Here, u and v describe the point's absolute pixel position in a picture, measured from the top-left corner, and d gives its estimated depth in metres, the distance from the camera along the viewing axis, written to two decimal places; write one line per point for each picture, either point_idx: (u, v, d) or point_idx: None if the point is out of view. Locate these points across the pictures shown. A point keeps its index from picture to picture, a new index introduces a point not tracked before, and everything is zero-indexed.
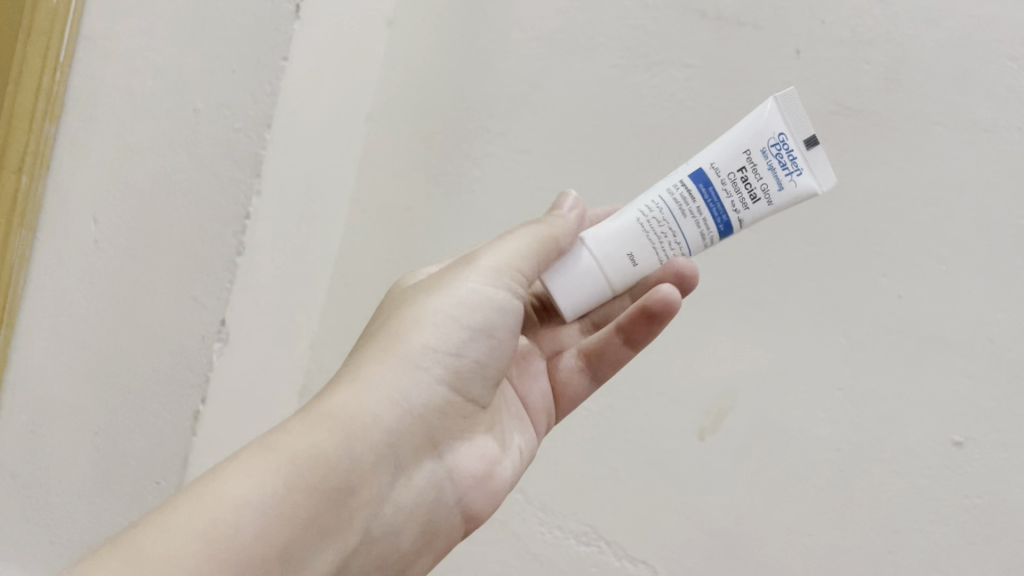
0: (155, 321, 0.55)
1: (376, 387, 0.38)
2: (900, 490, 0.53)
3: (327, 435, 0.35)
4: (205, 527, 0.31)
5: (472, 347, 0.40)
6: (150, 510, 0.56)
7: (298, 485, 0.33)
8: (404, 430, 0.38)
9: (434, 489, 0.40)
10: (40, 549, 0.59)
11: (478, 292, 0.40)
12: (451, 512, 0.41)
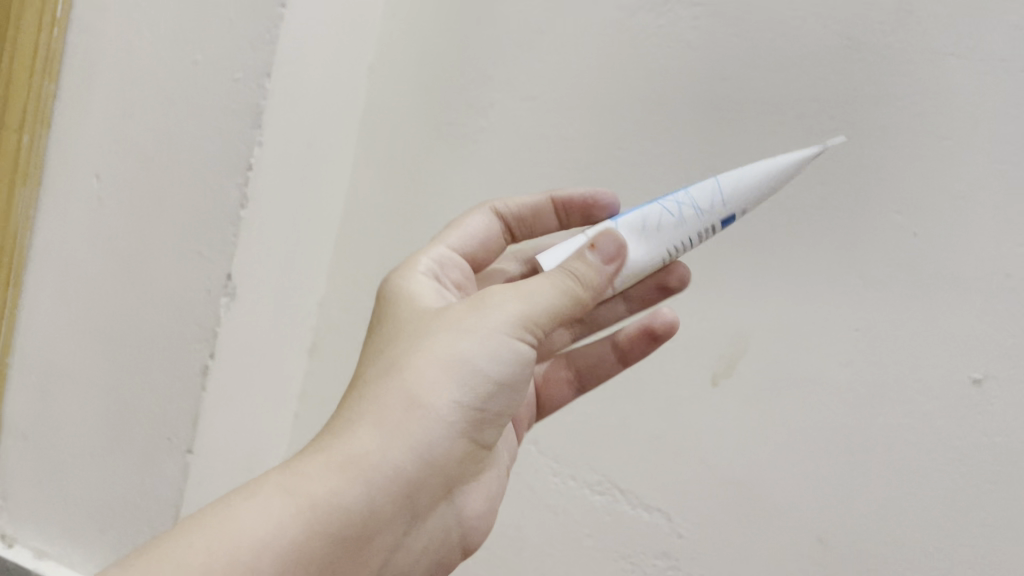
0: (160, 277, 0.55)
1: (397, 442, 0.35)
2: (917, 430, 0.51)
3: (335, 484, 0.34)
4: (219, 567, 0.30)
5: (493, 395, 0.37)
6: (161, 468, 0.56)
7: (316, 536, 0.33)
8: (422, 483, 0.36)
9: (436, 526, 0.39)
10: (53, 509, 0.59)
11: (501, 341, 0.36)
12: (454, 548, 0.41)
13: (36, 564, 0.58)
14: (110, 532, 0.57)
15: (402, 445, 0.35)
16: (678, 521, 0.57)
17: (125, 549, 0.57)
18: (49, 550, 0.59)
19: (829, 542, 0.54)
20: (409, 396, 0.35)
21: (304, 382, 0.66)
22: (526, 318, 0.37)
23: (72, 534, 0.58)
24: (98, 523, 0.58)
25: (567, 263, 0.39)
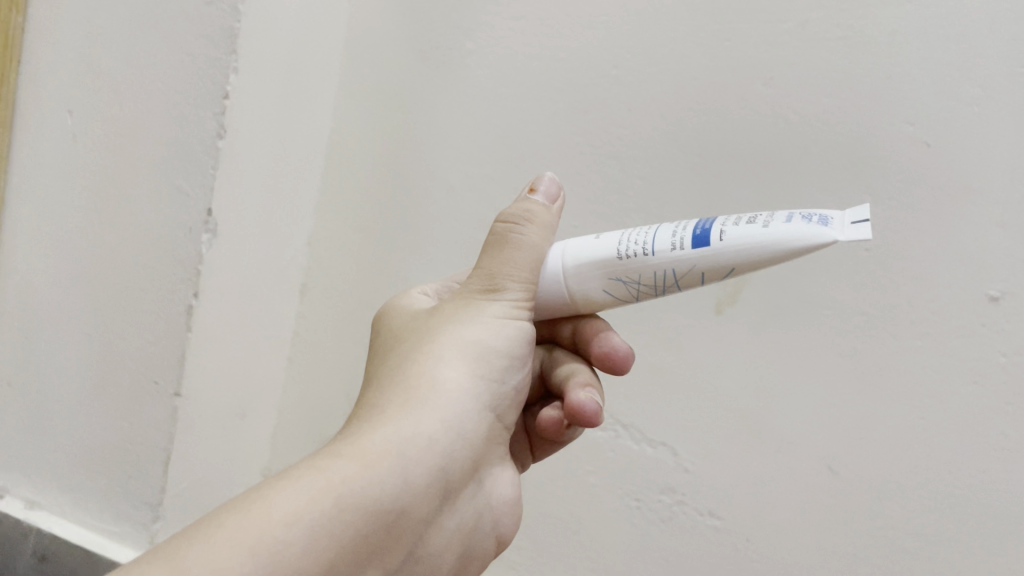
0: (140, 215, 0.53)
1: (424, 413, 0.34)
2: (929, 352, 0.49)
3: (373, 460, 0.31)
4: (254, 541, 0.27)
5: (504, 367, 0.37)
6: (150, 411, 0.54)
7: (356, 509, 0.30)
8: (456, 460, 0.34)
9: (472, 518, 0.37)
10: (43, 457, 0.58)
11: (509, 317, 0.37)
12: (488, 539, 0.38)
13: (28, 514, 0.57)
14: (102, 479, 0.56)
15: (432, 420, 0.34)
16: (684, 456, 0.56)
17: (117, 495, 0.56)
18: (39, 501, 0.58)
19: (838, 471, 0.52)
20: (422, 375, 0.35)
21: (296, 325, 0.64)
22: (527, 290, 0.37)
23: (65, 482, 0.57)
24: (88, 470, 0.56)
25: (529, 207, 0.37)
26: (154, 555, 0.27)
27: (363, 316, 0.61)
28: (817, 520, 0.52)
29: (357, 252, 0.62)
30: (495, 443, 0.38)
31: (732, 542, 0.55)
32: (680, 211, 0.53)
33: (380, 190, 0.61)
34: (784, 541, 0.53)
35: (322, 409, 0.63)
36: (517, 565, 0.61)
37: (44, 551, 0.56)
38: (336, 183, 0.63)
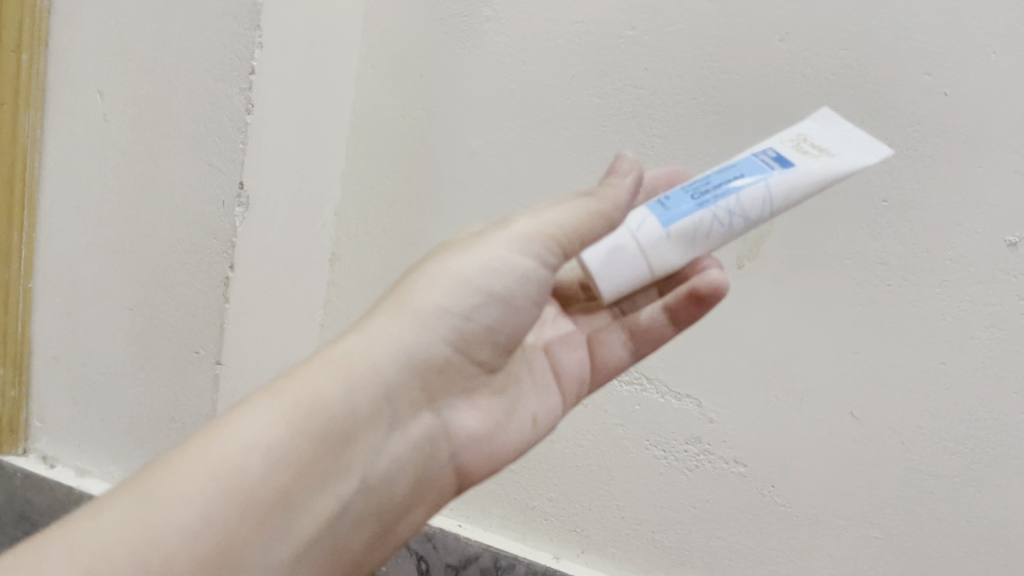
0: (173, 191, 0.55)
1: (375, 341, 0.35)
2: (948, 300, 0.50)
3: (321, 383, 0.33)
4: (204, 462, 0.30)
5: (480, 303, 0.36)
6: (193, 380, 0.56)
7: (293, 433, 0.32)
8: (401, 386, 0.35)
9: (429, 441, 0.37)
10: (91, 427, 0.60)
11: (491, 249, 0.36)
12: (447, 469, 0.38)
13: (80, 482, 0.60)
14: (149, 446, 0.58)
15: (387, 347, 0.35)
16: (708, 406, 0.57)
17: (165, 460, 0.58)
18: (90, 469, 0.61)
19: (861, 417, 0.53)
20: (393, 306, 0.36)
21: (327, 291, 0.65)
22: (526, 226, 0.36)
23: (113, 450, 0.60)
24: (135, 438, 0.59)
25: (613, 180, 0.37)
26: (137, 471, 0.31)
27: (392, 281, 0.63)
28: (841, 464, 0.54)
29: (383, 219, 0.63)
30: (461, 371, 0.38)
31: (757, 488, 0.57)
32: (700, 168, 0.54)
33: (404, 157, 0.62)
34: (808, 485, 0.55)
35: None
36: (549, 516, 0.63)
37: None
38: (360, 151, 0.64)
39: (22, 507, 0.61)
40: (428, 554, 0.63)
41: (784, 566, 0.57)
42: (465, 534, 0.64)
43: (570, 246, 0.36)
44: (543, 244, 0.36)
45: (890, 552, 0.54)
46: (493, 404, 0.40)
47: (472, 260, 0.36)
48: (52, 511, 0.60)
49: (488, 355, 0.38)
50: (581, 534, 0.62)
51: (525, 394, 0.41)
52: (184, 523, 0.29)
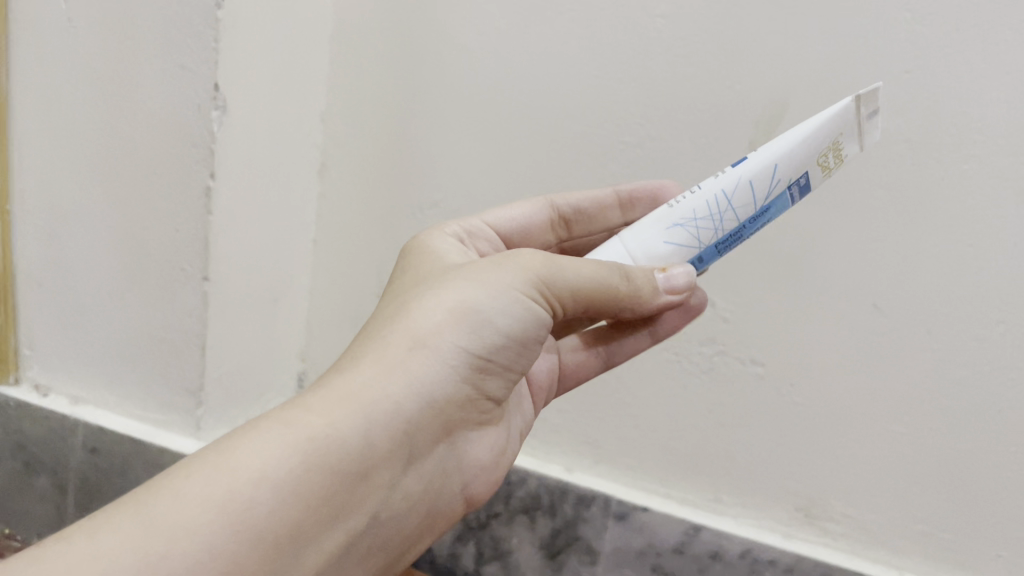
0: (147, 98, 0.51)
1: (400, 374, 0.32)
2: (976, 176, 0.46)
3: (338, 417, 0.30)
4: (221, 499, 0.26)
5: (501, 345, 0.34)
6: (180, 298, 0.54)
7: (316, 469, 0.28)
8: (424, 424, 0.33)
9: (437, 480, 0.35)
10: (81, 352, 0.58)
11: (511, 290, 0.34)
12: (451, 500, 0.37)
13: (74, 410, 0.58)
14: (142, 369, 0.56)
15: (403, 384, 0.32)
16: (720, 305, 0.55)
17: (158, 383, 0.56)
18: (84, 397, 0.59)
19: (883, 308, 0.50)
20: (413, 336, 0.33)
21: (320, 204, 0.63)
22: (541, 270, 0.35)
23: (106, 375, 0.58)
24: (128, 362, 0.57)
25: (632, 272, 0.37)
26: (121, 499, 0.26)
27: (386, 191, 0.60)
28: (862, 358, 0.51)
29: (371, 126, 0.60)
30: (478, 408, 0.36)
31: (774, 387, 0.54)
32: (706, 48, 0.50)
33: (391, 57, 0.59)
34: (827, 382, 0.53)
35: (351, 288, 0.63)
36: (559, 428, 0.62)
37: (94, 443, 0.57)
38: (346, 54, 0.60)
39: (18, 437, 0.59)
40: None
41: (803, 468, 0.54)
42: None
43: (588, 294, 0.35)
44: (559, 295, 0.35)
45: (917, 448, 0.51)
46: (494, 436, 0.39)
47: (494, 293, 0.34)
48: (48, 440, 0.59)
49: (498, 390, 0.36)
50: (593, 445, 0.61)
51: (513, 418, 0.42)
52: (195, 554, 0.25)
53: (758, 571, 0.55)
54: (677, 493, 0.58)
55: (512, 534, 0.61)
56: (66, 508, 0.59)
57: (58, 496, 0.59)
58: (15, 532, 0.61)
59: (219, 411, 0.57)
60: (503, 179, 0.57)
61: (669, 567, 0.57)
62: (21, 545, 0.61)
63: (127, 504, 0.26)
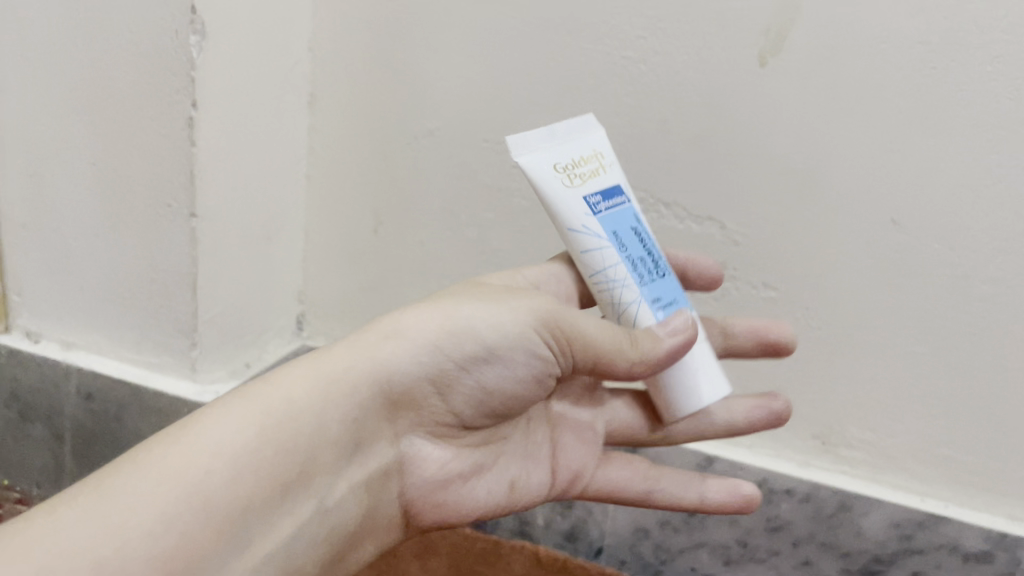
0: (119, 25, 0.49)
1: (366, 362, 0.37)
2: (1001, 78, 0.44)
3: (300, 395, 0.35)
4: (184, 469, 0.32)
5: (472, 357, 0.38)
6: (167, 236, 0.52)
7: (276, 441, 0.34)
8: (373, 418, 0.38)
9: (383, 475, 0.39)
10: (71, 296, 0.56)
11: (503, 321, 0.38)
12: (393, 500, 0.40)
13: (66, 355, 0.57)
14: (133, 312, 0.55)
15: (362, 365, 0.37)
16: (732, 227, 0.52)
17: (150, 326, 0.55)
18: (76, 342, 0.57)
19: (902, 224, 0.48)
20: (393, 336, 0.37)
21: (311, 137, 0.60)
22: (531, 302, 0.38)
23: (97, 319, 0.56)
24: (118, 305, 0.55)
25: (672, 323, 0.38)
26: (169, 426, 0.34)
27: (377, 121, 0.57)
28: (881, 277, 0.49)
29: (360, 52, 0.57)
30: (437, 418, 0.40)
31: (789, 311, 0.52)
32: None
33: None
34: (845, 304, 0.50)
35: (347, 224, 0.61)
36: None
37: (89, 389, 0.56)
38: None
39: (10, 386, 0.58)
40: None
41: (820, 393, 0.52)
42: None
43: (586, 345, 0.38)
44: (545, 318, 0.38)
45: (937, 368, 0.49)
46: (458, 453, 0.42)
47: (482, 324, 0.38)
48: (41, 388, 0.57)
49: (467, 409, 0.40)
50: None
51: (506, 455, 0.44)
52: (148, 522, 0.30)
53: (774, 501, 0.53)
54: None
55: None
56: (65, 455, 0.58)
57: (56, 443, 0.58)
58: (15, 481, 0.60)
59: (215, 353, 0.56)
60: (501, 104, 0.54)
61: None
62: (21, 493, 0.60)
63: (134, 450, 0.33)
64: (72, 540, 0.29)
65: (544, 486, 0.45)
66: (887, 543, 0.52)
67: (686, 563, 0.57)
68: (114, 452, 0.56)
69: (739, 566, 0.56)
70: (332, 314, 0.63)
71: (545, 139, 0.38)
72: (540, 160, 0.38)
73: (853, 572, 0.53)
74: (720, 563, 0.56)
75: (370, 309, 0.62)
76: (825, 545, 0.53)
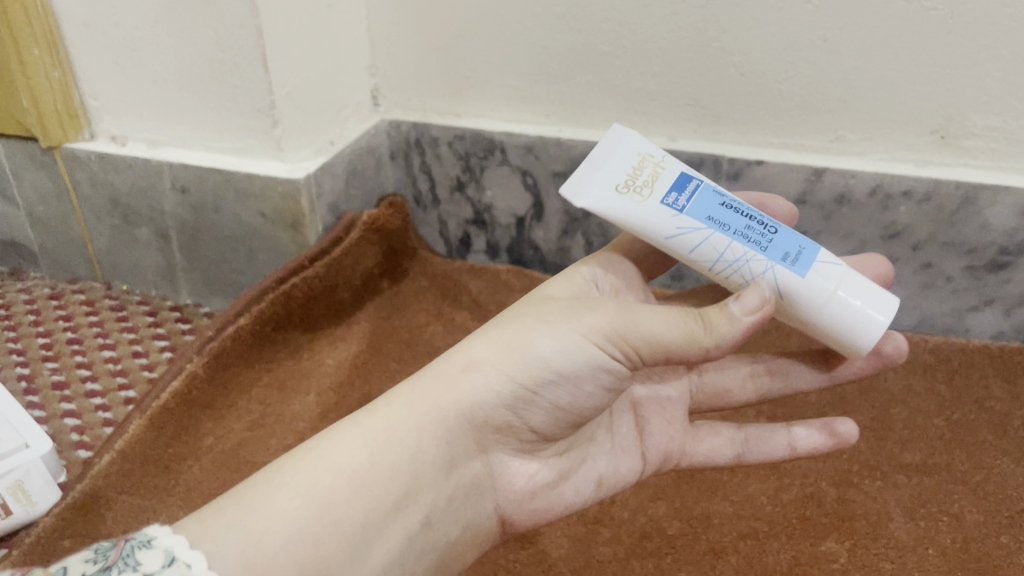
0: None
1: (550, 334, 0.35)
2: None
3: (339, 488, 0.32)
4: (256, 539, 0.29)
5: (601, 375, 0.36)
6: (227, 10, 0.49)
7: (359, 503, 0.32)
8: (497, 434, 0.37)
9: (469, 493, 0.36)
10: (148, 93, 0.55)
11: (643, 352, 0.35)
12: (488, 518, 0.38)
13: (155, 153, 0.57)
14: (211, 99, 0.54)
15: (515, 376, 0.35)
16: None
17: (231, 110, 0.54)
18: (161, 139, 0.57)
19: None
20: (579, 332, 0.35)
21: None
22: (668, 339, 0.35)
23: (179, 112, 0.55)
24: (195, 94, 0.54)
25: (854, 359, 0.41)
26: (304, 444, 0.33)
27: None
28: None
29: None
30: (519, 437, 0.37)
31: None
32: None
33: None
34: None
35: None
36: (657, 97, 0.55)
37: (183, 184, 0.56)
38: None
39: (108, 192, 0.59)
40: (532, 167, 0.59)
41: (940, 81, 0.48)
42: (566, 139, 0.57)
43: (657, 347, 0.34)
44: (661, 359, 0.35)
45: None
46: (547, 467, 0.39)
47: (455, 372, 0.35)
48: (138, 189, 0.58)
49: (543, 426, 0.37)
50: (696, 106, 0.54)
51: (590, 455, 0.41)
52: (286, 532, 0.30)
53: (891, 206, 0.51)
54: (793, 141, 0.53)
55: None
56: (174, 253, 0.60)
57: (164, 243, 0.59)
58: (133, 285, 0.63)
59: (298, 130, 0.55)
60: None
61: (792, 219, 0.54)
62: (141, 295, 0.63)
63: (234, 496, 0.31)
64: (265, 545, 0.29)
65: (637, 471, 0.42)
66: (1016, 231, 0.49)
67: None
68: (220, 243, 0.58)
69: None
70: (405, 83, 0.61)
71: (625, 154, 0.36)
72: (601, 195, 0.35)
73: (979, 269, 0.51)
74: None
75: (443, 70, 0.59)
76: (948, 243, 0.51)
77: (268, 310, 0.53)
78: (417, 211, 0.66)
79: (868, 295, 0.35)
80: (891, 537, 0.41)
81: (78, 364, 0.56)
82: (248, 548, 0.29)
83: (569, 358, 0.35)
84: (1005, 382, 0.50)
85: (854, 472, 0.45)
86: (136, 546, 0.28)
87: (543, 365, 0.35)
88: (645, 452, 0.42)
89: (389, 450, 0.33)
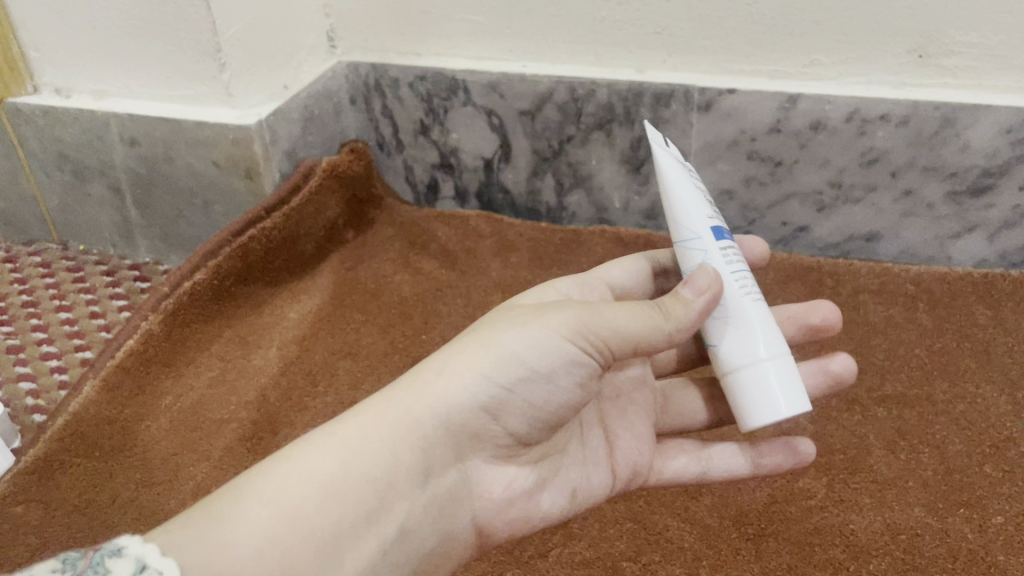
0: None
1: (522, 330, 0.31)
2: None
3: (306, 499, 0.28)
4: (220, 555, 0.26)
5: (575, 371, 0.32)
6: None
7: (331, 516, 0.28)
8: (478, 442, 0.32)
9: (446, 506, 0.32)
10: (89, 41, 0.53)
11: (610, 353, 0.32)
12: (465, 529, 0.33)
13: (101, 104, 0.54)
14: (154, 44, 0.51)
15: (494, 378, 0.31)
16: None
17: (176, 55, 0.51)
18: (106, 89, 0.54)
19: None
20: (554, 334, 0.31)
21: None
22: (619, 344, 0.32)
23: (122, 60, 0.53)
24: (137, 40, 0.51)
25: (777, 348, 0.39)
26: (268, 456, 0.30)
27: None
28: None
29: None
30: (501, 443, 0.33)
31: None
32: None
33: None
34: None
35: None
36: (623, 27, 0.52)
37: (132, 135, 0.54)
38: None
39: (56, 148, 0.56)
40: (497, 106, 0.57)
41: None
42: (530, 74, 0.55)
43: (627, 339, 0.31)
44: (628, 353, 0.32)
45: None
46: (526, 473, 0.34)
47: (433, 377, 0.31)
48: (86, 144, 0.55)
49: (526, 431, 0.33)
50: (664, 34, 0.51)
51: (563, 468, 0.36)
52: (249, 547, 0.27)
53: (868, 131, 0.49)
54: (765, 68, 0.50)
55: (591, 155, 0.57)
56: (129, 209, 0.57)
57: (117, 199, 0.57)
58: (91, 245, 0.61)
59: (248, 74, 0.52)
60: None
61: (767, 150, 0.52)
62: (99, 254, 0.61)
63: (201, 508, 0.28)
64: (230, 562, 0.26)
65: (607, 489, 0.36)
66: (997, 153, 0.47)
67: (776, 219, 0.54)
68: (175, 197, 0.55)
69: (834, 211, 0.53)
70: (361, 22, 0.58)
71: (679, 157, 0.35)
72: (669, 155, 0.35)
73: (960, 194, 0.49)
74: (813, 211, 0.53)
75: (399, 7, 0.57)
76: (929, 168, 0.49)
77: (226, 264, 0.51)
78: (382, 157, 0.63)
79: (788, 385, 0.32)
80: (870, 469, 0.40)
81: (34, 327, 0.54)
82: (208, 558, 0.26)
83: (546, 356, 0.31)
84: (988, 308, 0.49)
85: (833, 406, 0.44)
86: (107, 555, 0.25)
87: (523, 366, 0.31)
88: (613, 467, 0.37)
89: (363, 459, 0.30)
